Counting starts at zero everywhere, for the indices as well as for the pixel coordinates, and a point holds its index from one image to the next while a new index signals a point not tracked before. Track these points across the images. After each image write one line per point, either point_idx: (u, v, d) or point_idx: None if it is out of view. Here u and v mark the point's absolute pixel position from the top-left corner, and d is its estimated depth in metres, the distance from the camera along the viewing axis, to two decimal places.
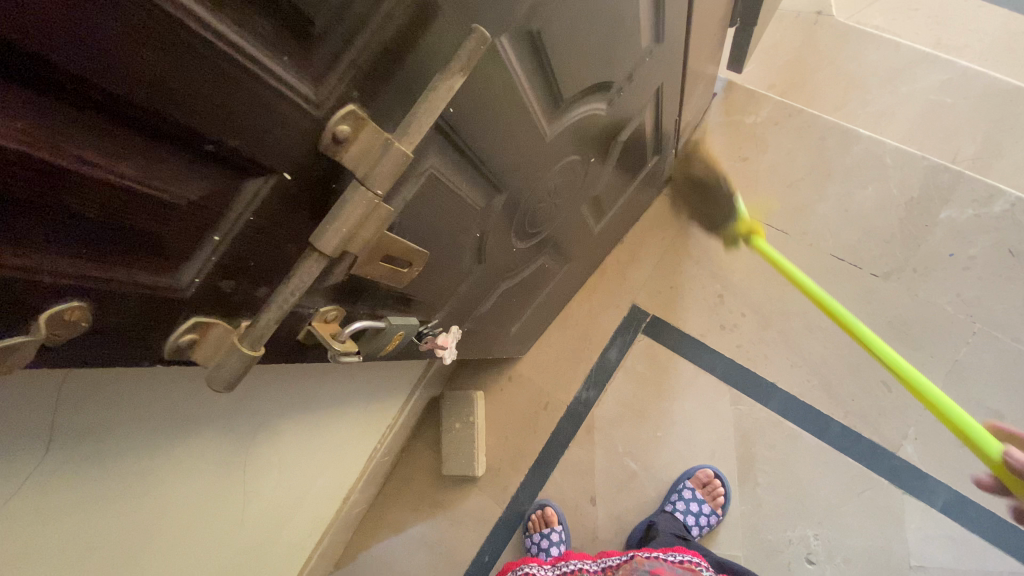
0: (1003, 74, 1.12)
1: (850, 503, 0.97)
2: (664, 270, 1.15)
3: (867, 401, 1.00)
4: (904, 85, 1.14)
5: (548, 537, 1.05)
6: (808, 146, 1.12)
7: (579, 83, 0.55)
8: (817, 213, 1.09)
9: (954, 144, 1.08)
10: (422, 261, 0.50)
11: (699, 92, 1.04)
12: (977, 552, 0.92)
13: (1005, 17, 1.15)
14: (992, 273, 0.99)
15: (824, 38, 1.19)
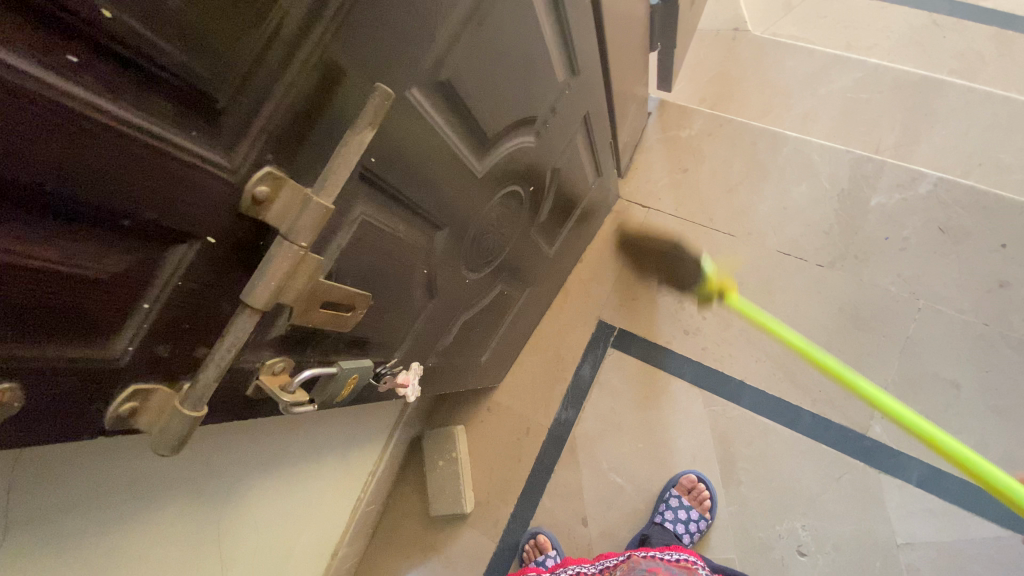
0: (910, 66, 1.21)
1: (831, 490, 0.99)
2: (625, 284, 1.19)
3: (832, 387, 1.03)
4: (822, 86, 1.22)
5: (543, 564, 1.02)
6: (742, 152, 1.19)
7: (502, 120, 0.59)
8: (759, 214, 1.14)
9: (875, 135, 1.16)
10: (367, 304, 0.52)
11: (633, 113, 1.10)
12: (957, 522, 0.94)
13: (903, 15, 1.25)
14: (927, 250, 1.04)
15: (743, 52, 1.28)
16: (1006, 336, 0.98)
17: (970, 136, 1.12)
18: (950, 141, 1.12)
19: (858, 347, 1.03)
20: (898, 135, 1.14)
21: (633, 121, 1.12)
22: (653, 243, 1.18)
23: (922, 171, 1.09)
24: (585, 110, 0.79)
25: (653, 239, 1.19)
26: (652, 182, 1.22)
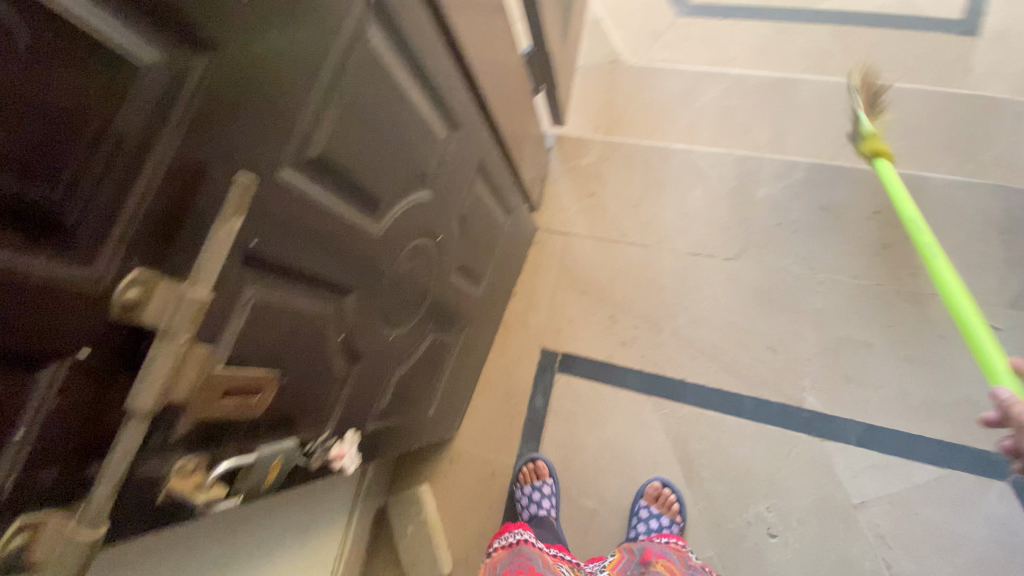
0: (768, 70, 1.35)
1: (785, 467, 1.04)
2: (559, 309, 1.23)
3: (763, 368, 1.09)
4: (697, 100, 1.34)
5: (540, 490, 1.07)
6: (640, 169, 1.28)
7: (391, 181, 0.61)
8: (665, 222, 1.22)
9: (751, 135, 1.27)
10: (277, 381, 0.52)
11: (533, 151, 1.17)
12: (901, 471, 1.00)
13: (753, 28, 1.42)
14: (815, 229, 1.14)
15: (624, 80, 1.40)
16: (899, 291, 1.08)
17: (830, 122, 1.26)
18: (815, 129, 1.26)
19: (777, 328, 1.11)
20: (771, 130, 1.27)
21: (534, 157, 1.19)
22: (577, 267, 1.24)
23: (795, 159, 1.21)
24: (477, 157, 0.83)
25: (576, 263, 1.24)
26: (565, 209, 1.29)
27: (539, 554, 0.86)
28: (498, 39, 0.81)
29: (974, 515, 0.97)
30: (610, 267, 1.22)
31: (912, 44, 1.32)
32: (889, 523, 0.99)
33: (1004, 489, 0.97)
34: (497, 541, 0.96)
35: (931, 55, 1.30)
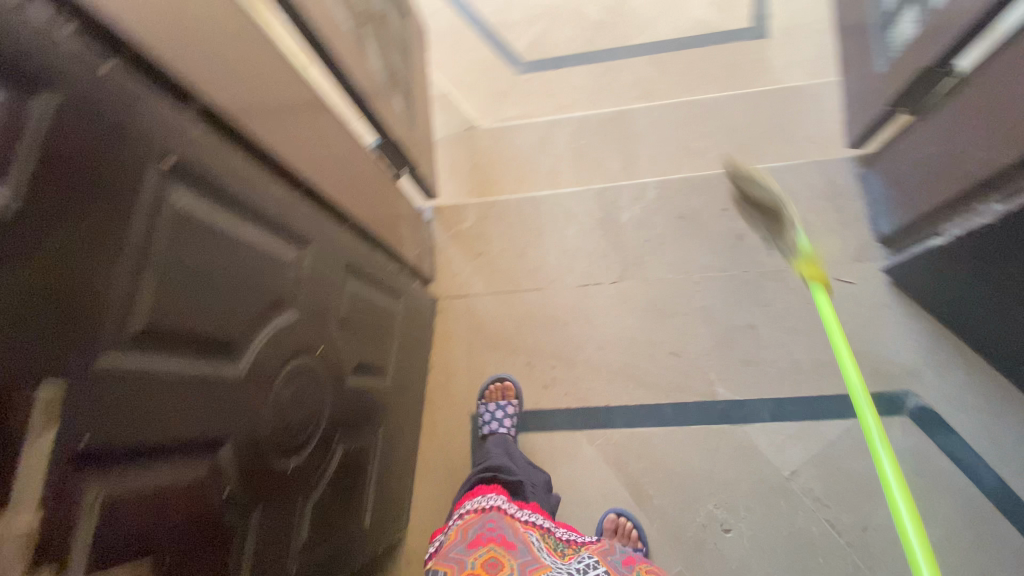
0: (606, 105, 1.55)
1: (718, 460, 1.10)
2: (477, 371, 1.24)
3: (673, 374, 1.16)
4: (552, 146, 1.49)
5: (503, 408, 1.15)
6: (516, 220, 1.35)
7: (244, 319, 0.59)
8: (551, 263, 1.29)
9: (605, 164, 1.44)
10: (149, 572, 0.47)
11: (409, 229, 1.20)
12: (815, 432, 1.09)
13: (583, 73, 1.62)
14: (679, 237, 1.25)
15: (485, 141, 1.53)
16: (763, 271, 1.19)
17: (666, 138, 1.43)
18: (656, 147, 1.43)
19: (675, 333, 1.18)
20: (621, 159, 1.43)
21: (414, 235, 1.23)
22: (484, 326, 1.27)
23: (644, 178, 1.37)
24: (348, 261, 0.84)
25: (481, 323, 1.28)
26: (459, 274, 1.33)
27: (510, 525, 0.83)
28: (337, 147, 0.85)
29: None
30: (513, 318, 1.27)
31: (711, 61, 1.57)
32: (820, 484, 1.06)
33: (901, 422, 1.07)
34: (462, 508, 0.92)
35: (734, 65, 1.55)
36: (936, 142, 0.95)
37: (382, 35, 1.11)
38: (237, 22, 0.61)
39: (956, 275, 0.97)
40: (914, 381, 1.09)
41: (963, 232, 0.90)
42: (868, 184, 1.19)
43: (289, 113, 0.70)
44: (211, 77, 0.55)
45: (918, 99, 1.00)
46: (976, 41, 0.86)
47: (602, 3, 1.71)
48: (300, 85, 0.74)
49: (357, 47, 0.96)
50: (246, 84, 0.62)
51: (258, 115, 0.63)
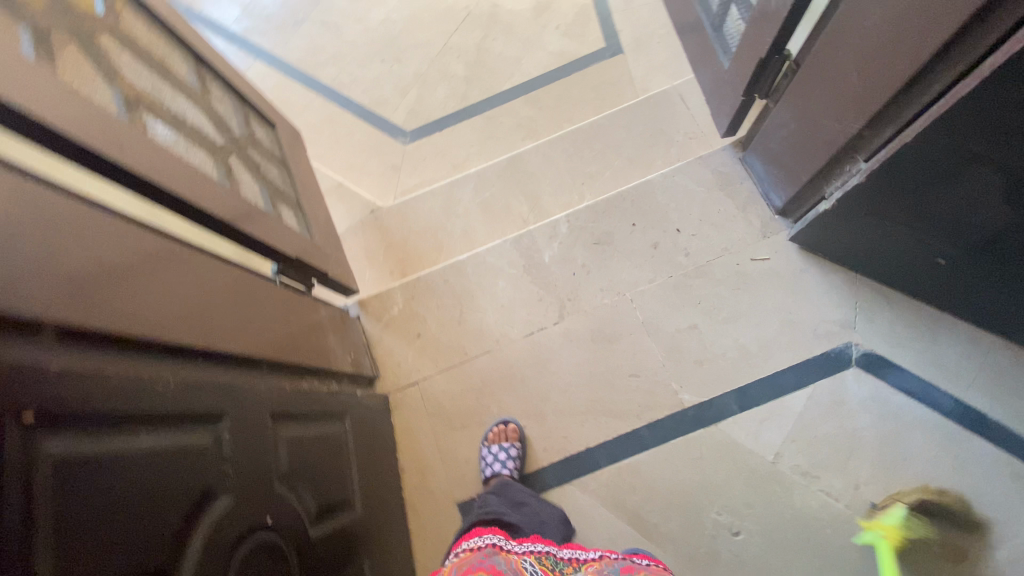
0: (498, 154, 1.60)
1: (707, 466, 1.10)
2: (451, 455, 1.19)
3: (638, 396, 1.16)
4: (457, 206, 1.49)
5: (505, 450, 1.12)
6: (443, 291, 1.31)
7: (168, 534, 0.53)
8: (489, 323, 1.27)
9: (514, 209, 1.46)
10: None
11: (336, 337, 1.14)
12: (783, 409, 1.12)
13: (468, 128, 1.66)
14: (602, 262, 1.27)
15: (391, 219, 1.51)
16: (687, 271, 1.22)
17: (561, 171, 1.48)
18: (555, 181, 1.47)
19: (627, 356, 1.19)
20: (527, 200, 1.46)
21: (343, 340, 1.17)
22: (443, 407, 1.23)
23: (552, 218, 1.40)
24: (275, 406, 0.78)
25: (439, 405, 1.23)
26: (403, 362, 1.27)
27: (503, 556, 0.80)
28: (230, 293, 0.79)
29: (851, 407, 1.11)
30: (470, 389, 1.23)
31: (579, 87, 1.65)
32: (804, 457, 1.09)
33: (853, 374, 1.12)
34: (459, 549, 0.88)
35: (602, 85, 1.63)
36: (794, 119, 1.02)
37: (251, 156, 1.07)
38: (78, 218, 0.56)
39: (854, 227, 1.04)
40: (850, 332, 1.15)
41: (845, 192, 0.97)
42: (751, 166, 1.26)
43: (164, 284, 0.65)
44: (58, 292, 0.50)
45: (766, 85, 1.07)
46: (804, 22, 0.93)
47: (464, 57, 1.76)
48: (169, 249, 0.69)
49: (224, 181, 0.91)
50: (104, 279, 0.56)
51: (126, 305, 0.58)
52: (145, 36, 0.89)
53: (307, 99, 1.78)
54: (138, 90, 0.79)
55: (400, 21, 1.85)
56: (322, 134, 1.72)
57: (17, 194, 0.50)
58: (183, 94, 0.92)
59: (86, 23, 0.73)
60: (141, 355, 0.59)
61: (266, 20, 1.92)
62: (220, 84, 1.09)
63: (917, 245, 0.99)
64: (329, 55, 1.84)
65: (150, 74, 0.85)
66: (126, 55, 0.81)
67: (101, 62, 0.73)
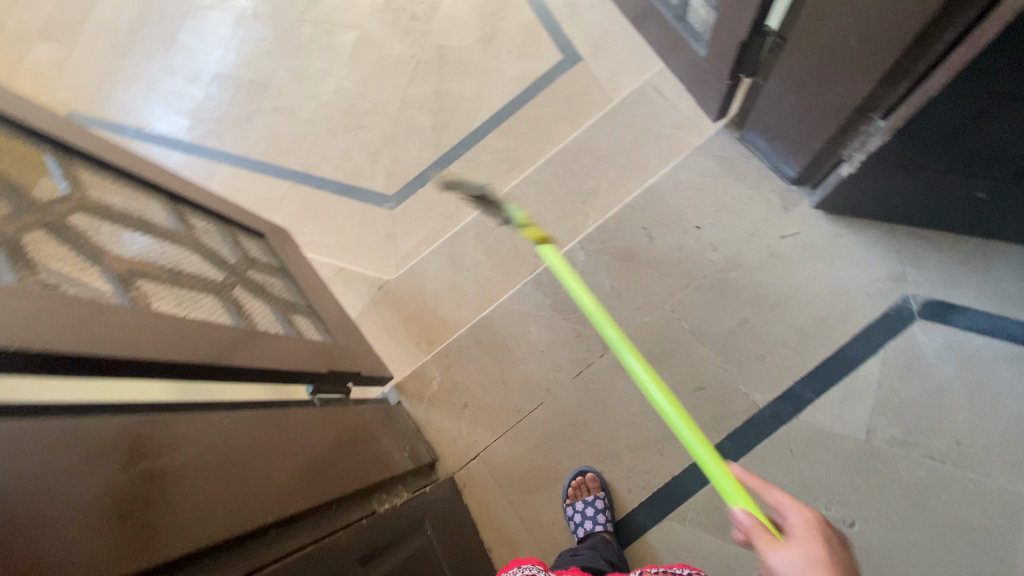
0: (489, 195, 1.57)
1: (800, 462, 1.05)
2: (536, 522, 1.13)
3: (707, 409, 1.11)
4: (463, 259, 1.44)
5: (592, 504, 1.06)
6: (477, 352, 1.25)
7: None
8: (533, 372, 1.21)
9: (522, 247, 1.41)
10: None
11: (388, 434, 1.07)
12: (860, 383, 1.06)
13: (451, 176, 1.62)
14: (630, 279, 1.22)
15: (402, 290, 1.46)
16: (720, 266, 1.18)
17: (558, 195, 1.43)
18: (555, 208, 1.42)
19: (685, 370, 1.14)
20: (533, 235, 1.42)
21: (396, 435, 1.10)
22: (513, 473, 1.16)
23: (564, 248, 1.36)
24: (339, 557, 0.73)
25: (507, 472, 1.16)
26: (459, 437, 1.21)
27: None
28: (280, 441, 0.74)
29: (928, 362, 1.05)
30: (535, 447, 1.17)
31: (549, 106, 1.61)
32: (897, 427, 1.03)
33: (919, 327, 1.06)
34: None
35: (572, 98, 1.60)
36: (793, 93, 0.98)
37: (252, 280, 1.02)
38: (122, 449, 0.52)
39: (882, 183, 0.99)
40: (904, 285, 1.09)
41: (867, 153, 0.93)
42: (753, 142, 1.21)
43: (212, 472, 0.60)
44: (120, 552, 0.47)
45: (752, 63, 1.03)
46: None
47: (427, 106, 1.72)
48: (209, 426, 0.64)
49: (238, 321, 0.86)
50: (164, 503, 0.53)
51: (173, 522, 0.53)
52: (117, 196, 0.83)
53: (282, 190, 1.73)
54: (130, 262, 0.74)
55: (352, 87, 1.81)
56: (307, 222, 1.67)
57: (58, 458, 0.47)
58: (172, 243, 0.87)
59: (58, 213, 0.68)
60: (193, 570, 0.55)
61: (218, 122, 1.87)
62: (201, 215, 1.04)
63: (953, 185, 0.94)
64: (291, 140, 1.79)
65: (135, 237, 0.80)
66: (107, 227, 0.76)
67: (85, 248, 0.68)
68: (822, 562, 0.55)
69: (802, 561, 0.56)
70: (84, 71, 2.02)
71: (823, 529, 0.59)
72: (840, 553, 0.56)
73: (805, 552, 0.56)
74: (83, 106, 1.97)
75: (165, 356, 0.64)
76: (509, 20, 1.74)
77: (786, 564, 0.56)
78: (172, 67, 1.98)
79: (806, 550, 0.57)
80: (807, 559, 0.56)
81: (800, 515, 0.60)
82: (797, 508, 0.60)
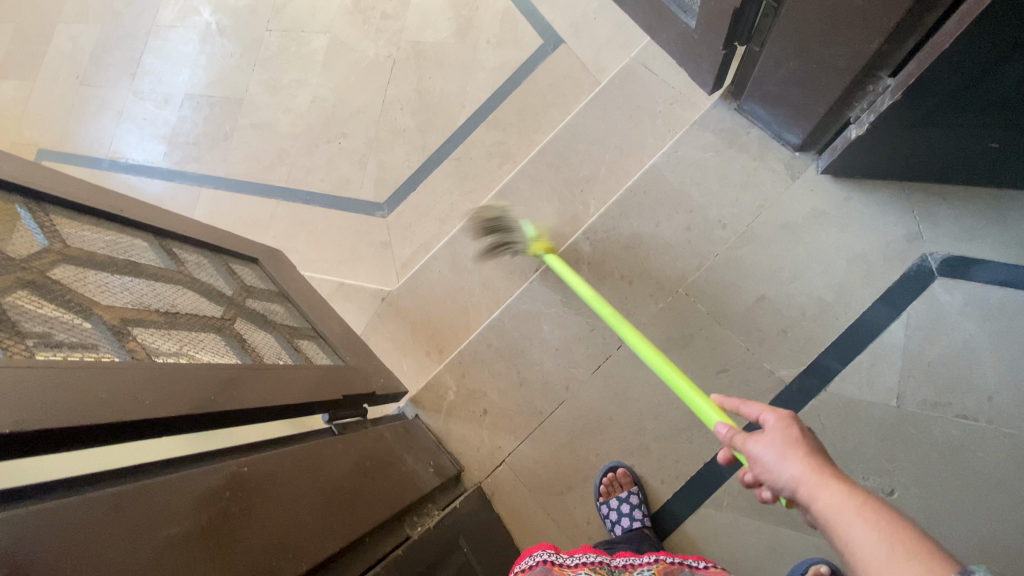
0: (483, 193, 1.53)
1: (832, 435, 1.03)
2: (569, 524, 1.11)
3: (732, 392, 1.09)
4: (464, 260, 1.40)
5: (627, 500, 1.04)
6: (490, 357, 1.22)
7: None
8: (550, 372, 1.18)
9: None
10: None
11: (410, 452, 1.04)
12: (885, 349, 1.04)
13: (442, 177, 1.58)
14: (639, 266, 1.18)
15: (405, 300, 1.42)
16: (730, 243, 1.14)
17: (555, 186, 1.38)
18: (553, 200, 1.38)
19: (705, 354, 1.11)
20: (534, 230, 1.37)
21: (418, 452, 1.07)
22: (541, 476, 1.14)
23: (567, 241, 1.32)
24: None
25: (535, 475, 1.14)
26: (482, 445, 1.18)
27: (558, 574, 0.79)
28: (305, 479, 0.71)
29: (953, 320, 1.02)
30: (561, 448, 1.14)
31: (536, 94, 1.57)
32: (927, 390, 1.01)
33: (941, 285, 1.03)
34: (518, 565, 0.88)
35: (558, 84, 1.55)
36: (793, 57, 0.93)
37: (253, 310, 0.98)
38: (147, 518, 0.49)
39: (892, 143, 0.96)
40: (921, 244, 1.06)
41: (877, 114, 0.89)
42: (751, 112, 1.16)
43: (239, 528, 0.57)
44: None
45: (746, 30, 0.99)
46: None
47: (409, 107, 1.66)
48: (231, 476, 0.60)
49: (244, 358, 0.83)
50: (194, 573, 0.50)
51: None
52: (99, 240, 0.79)
53: (269, 208, 1.68)
54: (122, 311, 0.70)
55: (329, 95, 1.75)
56: (300, 239, 1.62)
57: (75, 543, 0.43)
58: (164, 283, 0.83)
59: (39, 268, 0.64)
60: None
61: (195, 145, 1.81)
62: (191, 248, 0.99)
63: (968, 137, 0.90)
64: (273, 156, 1.74)
65: (124, 282, 0.76)
66: (93, 275, 0.72)
67: (73, 302, 0.64)
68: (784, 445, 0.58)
69: (767, 449, 0.59)
70: (49, 106, 1.95)
71: (786, 420, 0.61)
72: (811, 438, 0.58)
73: (769, 441, 0.59)
74: (53, 143, 1.90)
75: (172, 409, 0.60)
76: (483, 8, 1.67)
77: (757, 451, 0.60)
78: (141, 92, 1.91)
79: (776, 435, 0.60)
80: (769, 445, 0.59)
81: (773, 414, 0.62)
82: (771, 408, 0.62)
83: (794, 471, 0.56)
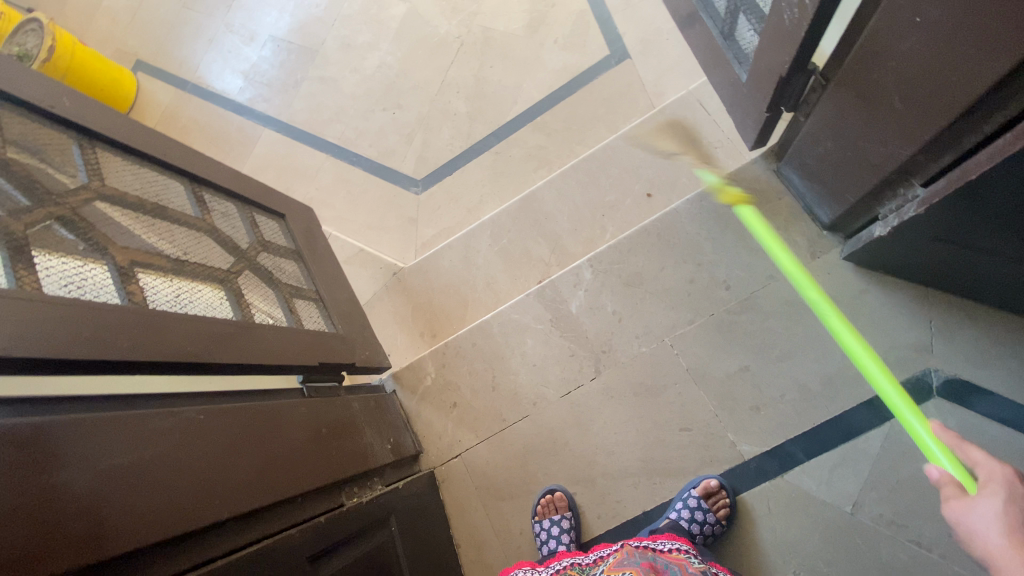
0: (513, 193, 1.55)
1: (776, 522, 1.02)
2: (503, 528, 1.17)
3: (689, 451, 1.09)
4: (476, 255, 1.44)
5: (557, 524, 1.07)
6: (472, 355, 1.27)
7: None
8: (522, 385, 1.22)
9: (535, 253, 1.39)
10: None
11: (373, 425, 1.12)
12: (855, 454, 1.00)
13: (478, 168, 1.61)
14: (633, 305, 1.18)
15: (414, 279, 1.48)
16: (730, 306, 1.12)
17: (579, 204, 1.38)
18: (574, 217, 1.38)
19: (674, 408, 1.11)
20: (547, 242, 1.39)
21: (380, 427, 1.15)
22: (489, 478, 1.20)
23: (575, 261, 1.33)
24: (288, 555, 0.77)
25: (484, 476, 1.20)
26: (444, 435, 1.25)
27: None
28: (252, 434, 0.79)
29: None
30: (513, 458, 1.19)
31: (588, 104, 1.55)
32: (887, 505, 0.97)
33: (934, 406, 0.97)
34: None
35: (613, 100, 1.53)
36: (831, 138, 0.88)
37: (261, 266, 1.07)
38: (100, 442, 0.59)
39: (918, 248, 0.90)
40: (927, 357, 1.00)
41: (901, 220, 0.83)
42: (788, 178, 1.12)
43: (180, 468, 0.66)
44: (86, 536, 0.53)
45: (793, 97, 0.93)
46: (833, 26, 0.77)
47: (464, 92, 1.69)
48: (185, 421, 0.69)
49: (235, 312, 0.91)
50: (130, 496, 0.59)
51: (120, 518, 0.57)
52: (136, 181, 0.89)
53: (318, 161, 1.78)
54: (135, 253, 0.79)
55: (395, 64, 1.80)
56: (338, 198, 1.71)
57: (34, 454, 0.53)
58: (183, 229, 0.92)
59: (72, 204, 0.74)
60: (140, 563, 0.59)
61: (267, 86, 1.92)
62: (219, 195, 1.08)
63: (998, 262, 0.83)
64: (332, 112, 1.82)
65: (145, 223, 0.85)
66: (120, 214, 0.81)
67: (92, 239, 0.74)
68: (1007, 517, 0.59)
69: (987, 513, 0.60)
70: (153, 22, 2.10)
71: (1009, 485, 0.61)
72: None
73: (989, 503, 0.61)
74: (149, 57, 2.07)
75: (148, 354, 0.69)
76: (560, 7, 1.66)
77: (963, 511, 0.63)
78: (231, 25, 2.03)
79: (991, 503, 0.61)
80: (988, 510, 0.60)
81: (989, 473, 0.63)
82: (987, 466, 0.63)
83: (993, 542, 0.58)
